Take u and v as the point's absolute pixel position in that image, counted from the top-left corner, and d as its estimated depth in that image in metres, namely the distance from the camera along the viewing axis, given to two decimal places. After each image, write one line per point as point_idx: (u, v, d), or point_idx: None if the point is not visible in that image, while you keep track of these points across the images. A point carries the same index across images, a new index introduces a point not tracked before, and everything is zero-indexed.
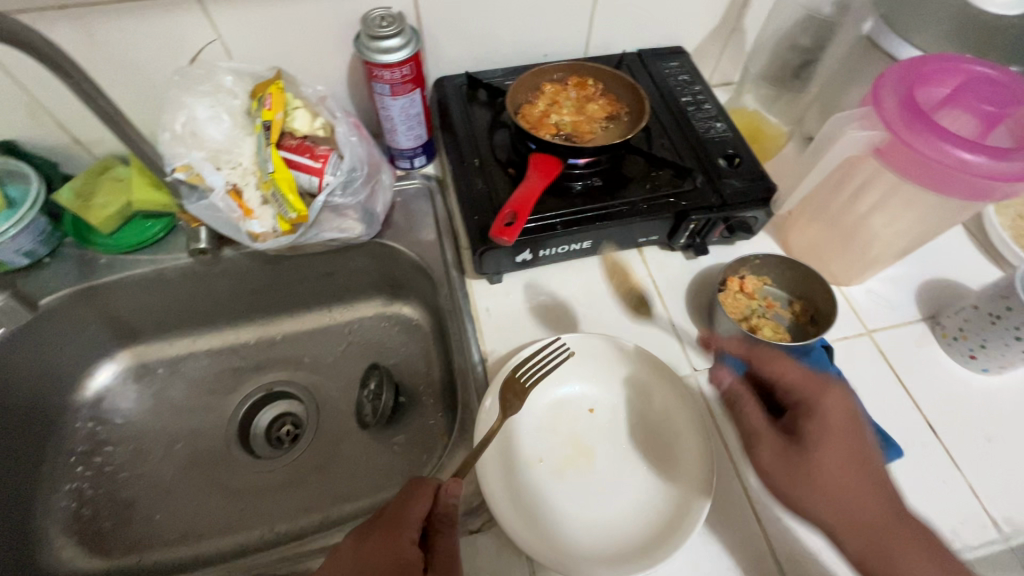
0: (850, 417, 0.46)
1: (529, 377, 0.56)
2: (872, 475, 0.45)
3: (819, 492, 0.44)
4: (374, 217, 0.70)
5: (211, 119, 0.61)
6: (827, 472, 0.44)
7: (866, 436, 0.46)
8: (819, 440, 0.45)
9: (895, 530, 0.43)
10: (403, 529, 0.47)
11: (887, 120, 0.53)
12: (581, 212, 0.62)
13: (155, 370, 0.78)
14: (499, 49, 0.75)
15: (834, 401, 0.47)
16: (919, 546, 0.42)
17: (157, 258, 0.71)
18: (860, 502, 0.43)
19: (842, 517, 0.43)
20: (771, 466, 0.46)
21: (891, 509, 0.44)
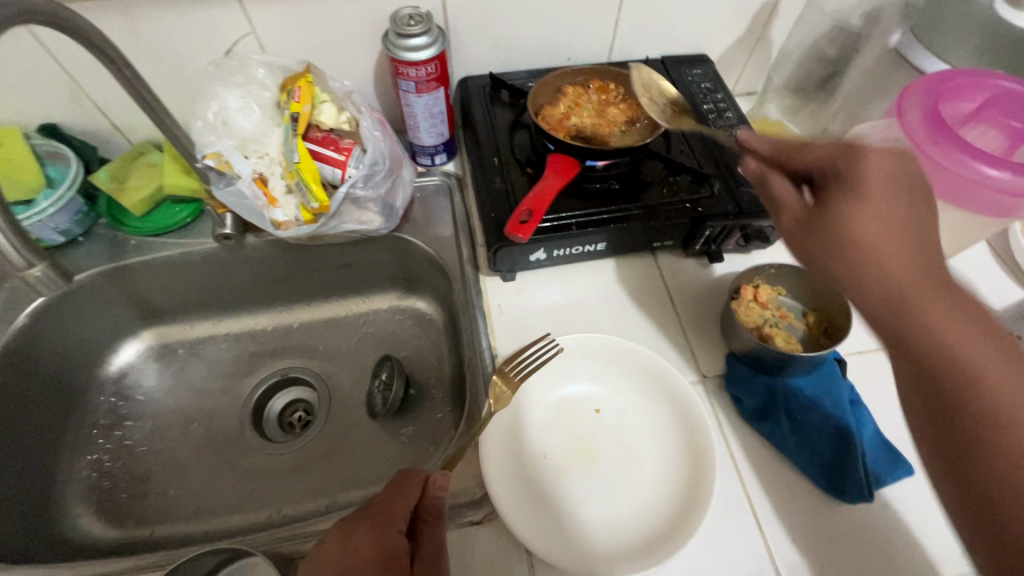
0: (890, 170, 0.39)
1: (519, 371, 0.59)
2: (917, 233, 0.37)
3: (840, 248, 0.38)
4: (393, 211, 0.72)
5: (242, 110, 0.63)
6: (853, 227, 0.37)
7: (919, 203, 0.38)
8: (851, 197, 0.38)
9: (934, 290, 0.35)
10: (392, 521, 0.48)
11: (911, 133, 0.52)
12: (597, 214, 0.63)
13: (176, 350, 0.81)
14: (523, 51, 0.76)
15: (876, 160, 0.39)
16: (964, 314, 0.34)
17: (184, 242, 0.73)
18: (893, 260, 0.36)
19: (867, 276, 0.36)
20: (792, 232, 0.42)
21: (934, 273, 0.36)
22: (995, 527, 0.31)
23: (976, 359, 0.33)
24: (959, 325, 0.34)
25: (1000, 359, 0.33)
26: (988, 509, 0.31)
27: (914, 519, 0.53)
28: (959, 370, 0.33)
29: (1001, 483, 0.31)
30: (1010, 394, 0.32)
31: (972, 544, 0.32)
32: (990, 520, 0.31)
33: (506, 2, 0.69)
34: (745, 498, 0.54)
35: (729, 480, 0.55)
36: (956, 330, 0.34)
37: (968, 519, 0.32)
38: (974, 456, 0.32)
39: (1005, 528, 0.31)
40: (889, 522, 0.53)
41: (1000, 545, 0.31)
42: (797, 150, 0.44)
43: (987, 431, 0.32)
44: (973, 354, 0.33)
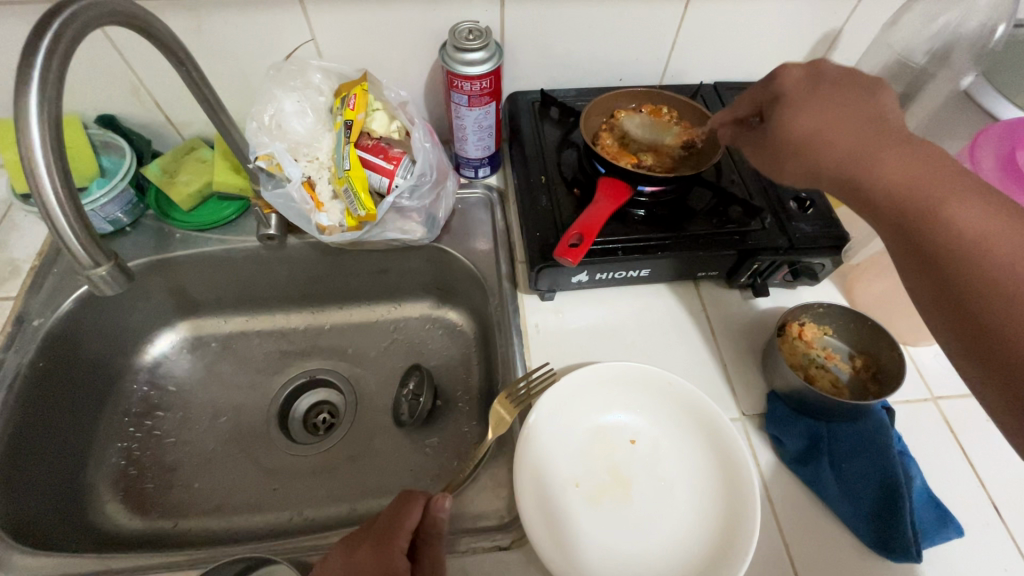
0: (809, 71, 0.45)
1: (537, 387, 0.59)
2: (856, 110, 0.42)
3: (788, 152, 0.44)
4: (435, 221, 0.72)
5: (297, 113, 0.63)
6: (796, 125, 0.43)
7: (844, 88, 0.43)
8: (779, 105, 0.45)
9: (877, 151, 0.40)
10: (394, 539, 0.48)
11: (983, 180, 0.51)
12: (643, 240, 0.62)
13: (209, 343, 0.81)
14: (575, 70, 0.76)
15: (790, 68, 0.46)
16: (908, 161, 0.39)
17: (227, 238, 0.74)
18: (834, 137, 0.41)
19: (820, 163, 0.42)
20: (751, 153, 0.49)
21: (878, 135, 0.41)
22: (976, 335, 0.35)
23: (932, 191, 0.38)
24: (909, 171, 0.39)
25: (950, 183, 0.38)
26: (967, 319, 0.35)
27: None
28: (912, 207, 0.38)
29: (976, 292, 0.35)
30: (962, 207, 0.37)
31: (965, 359, 0.36)
32: (968, 328, 0.35)
33: (565, 20, 0.68)
34: (783, 546, 0.53)
35: (766, 525, 0.54)
36: (905, 176, 0.39)
37: (954, 335, 0.36)
38: (947, 282, 0.36)
39: (983, 326, 0.34)
40: None
41: (986, 350, 0.34)
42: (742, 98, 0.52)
43: (957, 247, 0.36)
44: (924, 190, 0.38)
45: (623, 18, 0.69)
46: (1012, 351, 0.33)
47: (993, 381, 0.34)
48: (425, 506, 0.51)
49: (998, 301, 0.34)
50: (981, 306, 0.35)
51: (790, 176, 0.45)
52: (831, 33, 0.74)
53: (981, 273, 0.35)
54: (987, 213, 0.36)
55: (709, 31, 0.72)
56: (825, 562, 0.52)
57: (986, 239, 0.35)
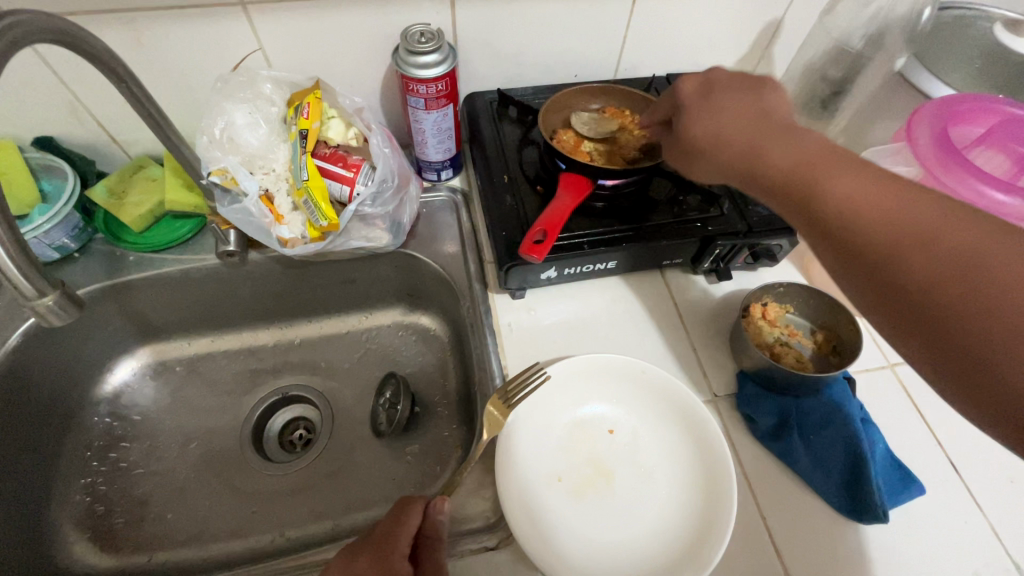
0: (705, 81, 0.52)
1: (519, 395, 0.57)
2: (743, 104, 0.48)
3: (698, 150, 0.49)
4: (401, 227, 0.72)
5: (249, 126, 0.62)
6: (697, 126, 0.49)
7: (733, 90, 0.50)
8: (682, 112, 0.52)
9: (759, 139, 0.45)
10: (394, 545, 0.48)
11: (920, 156, 0.53)
12: (608, 233, 0.63)
13: (173, 367, 0.79)
14: (530, 68, 0.76)
15: (688, 81, 0.53)
16: (790, 143, 0.43)
17: (184, 259, 0.71)
18: (725, 133, 0.47)
19: (723, 157, 0.47)
20: (671, 154, 0.54)
21: (763, 125, 0.46)
22: (885, 292, 0.36)
23: (808, 167, 0.41)
24: (791, 151, 0.43)
25: (826, 159, 0.41)
26: (873, 277, 0.36)
27: (925, 537, 0.54)
28: (798, 183, 0.41)
29: (868, 251, 0.37)
30: (839, 178, 0.39)
31: (881, 317, 0.37)
32: (871, 283, 0.37)
33: (518, 18, 0.69)
34: (759, 518, 0.54)
35: (742, 500, 0.55)
36: (789, 156, 0.43)
37: (863, 295, 0.38)
38: (847, 248, 0.38)
39: (882, 280, 0.36)
40: (903, 544, 0.53)
41: (893, 304, 0.35)
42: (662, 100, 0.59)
43: (841, 214, 0.38)
44: (805, 164, 0.41)
45: (575, 13, 0.69)
46: (915, 301, 0.34)
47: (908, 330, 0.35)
48: (424, 511, 0.51)
49: (885, 255, 0.36)
50: (876, 262, 0.36)
51: (704, 173, 0.50)
52: (773, 22, 0.77)
53: (866, 234, 0.37)
54: (864, 178, 0.39)
55: (657, 23, 0.73)
56: (800, 530, 0.54)
57: (863, 201, 0.37)
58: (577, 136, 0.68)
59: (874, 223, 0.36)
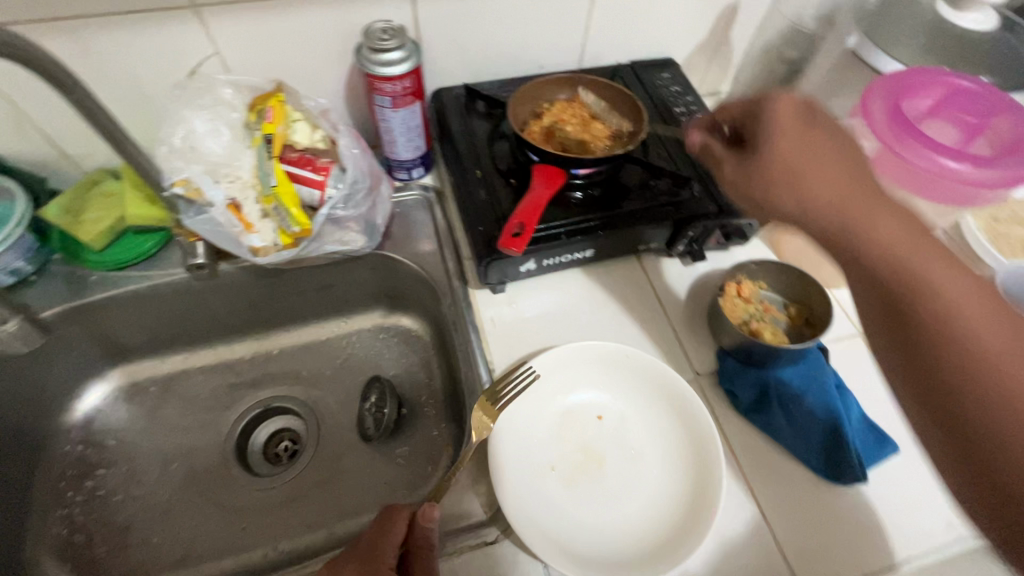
0: (807, 118, 0.42)
1: (508, 395, 0.57)
2: (843, 155, 0.41)
3: (779, 181, 0.40)
4: (375, 228, 0.71)
5: (210, 133, 0.60)
6: (785, 158, 0.40)
7: (836, 131, 0.42)
8: (770, 131, 0.41)
9: (860, 208, 0.38)
10: (380, 555, 0.48)
11: (876, 130, 0.55)
12: (583, 221, 0.63)
13: (147, 388, 0.76)
14: (495, 60, 0.76)
15: (787, 109, 0.42)
16: (892, 215, 0.37)
17: (151, 274, 0.69)
18: (822, 178, 0.39)
19: (812, 204, 0.39)
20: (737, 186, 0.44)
21: (865, 185, 0.39)
22: (948, 415, 0.34)
23: (908, 251, 0.36)
24: (893, 226, 0.37)
25: (927, 248, 0.36)
26: (943, 398, 0.34)
27: (902, 493, 0.56)
28: (893, 262, 0.36)
29: (952, 370, 0.34)
30: (940, 272, 0.35)
31: (934, 436, 0.35)
32: (940, 400, 0.34)
33: (480, 11, 0.68)
34: (748, 489, 0.56)
35: (731, 473, 0.57)
36: (894, 234, 0.37)
37: (923, 409, 0.35)
38: (926, 361, 0.35)
39: (951, 404, 0.34)
40: (882, 502, 0.56)
41: (957, 429, 0.33)
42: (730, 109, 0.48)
43: (934, 319, 0.34)
44: (906, 246, 0.36)
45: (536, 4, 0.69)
46: (985, 438, 0.32)
47: (961, 460, 0.33)
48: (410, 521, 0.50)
49: (968, 379, 0.33)
50: (956, 382, 0.33)
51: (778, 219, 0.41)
52: (729, 6, 0.78)
53: (958, 350, 0.33)
54: (962, 282, 0.35)
55: (618, 10, 0.74)
56: (787, 498, 0.56)
57: (962, 310, 0.34)
58: (546, 128, 0.68)
59: (964, 342, 0.33)
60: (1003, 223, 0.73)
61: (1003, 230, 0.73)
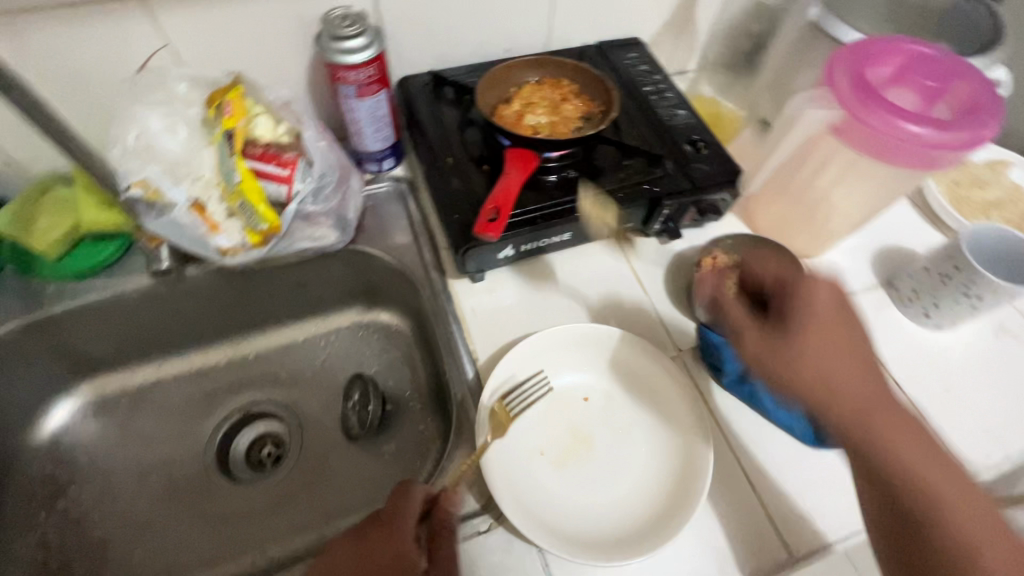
0: (841, 308, 0.45)
1: (516, 406, 0.56)
2: (858, 344, 0.44)
3: (799, 372, 0.42)
4: (347, 222, 0.69)
5: (166, 131, 0.58)
6: (810, 359, 0.42)
7: (855, 320, 0.45)
8: (797, 320, 0.44)
9: (880, 405, 0.42)
10: (402, 524, 0.47)
11: (843, 99, 0.55)
12: (558, 205, 0.63)
13: (118, 401, 0.73)
14: (460, 45, 0.74)
15: (825, 294, 0.45)
16: (892, 403, 0.42)
17: (113, 282, 0.66)
18: (838, 378, 0.42)
19: (829, 395, 0.42)
20: (761, 359, 0.44)
21: (873, 375, 0.43)
22: None
23: (894, 432, 0.41)
24: (882, 403, 0.42)
25: (912, 432, 0.42)
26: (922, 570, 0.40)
27: None
28: (883, 438, 0.41)
29: (931, 541, 0.40)
30: (918, 452, 0.41)
31: None
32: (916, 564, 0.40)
33: None
34: (734, 461, 0.57)
35: (717, 447, 0.58)
36: (894, 427, 0.41)
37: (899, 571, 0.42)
38: (922, 557, 0.40)
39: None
40: None
41: None
42: None
43: (919, 501, 0.40)
44: (903, 437, 0.41)
45: None
46: None
47: None
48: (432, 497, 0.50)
49: (943, 556, 0.39)
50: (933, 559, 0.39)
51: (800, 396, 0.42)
52: None
53: (935, 530, 0.40)
54: (940, 462, 0.41)
55: None
56: (774, 467, 0.57)
57: (940, 493, 0.40)
58: (516, 112, 0.67)
59: (942, 522, 0.39)
60: (963, 188, 0.76)
61: (963, 194, 0.75)
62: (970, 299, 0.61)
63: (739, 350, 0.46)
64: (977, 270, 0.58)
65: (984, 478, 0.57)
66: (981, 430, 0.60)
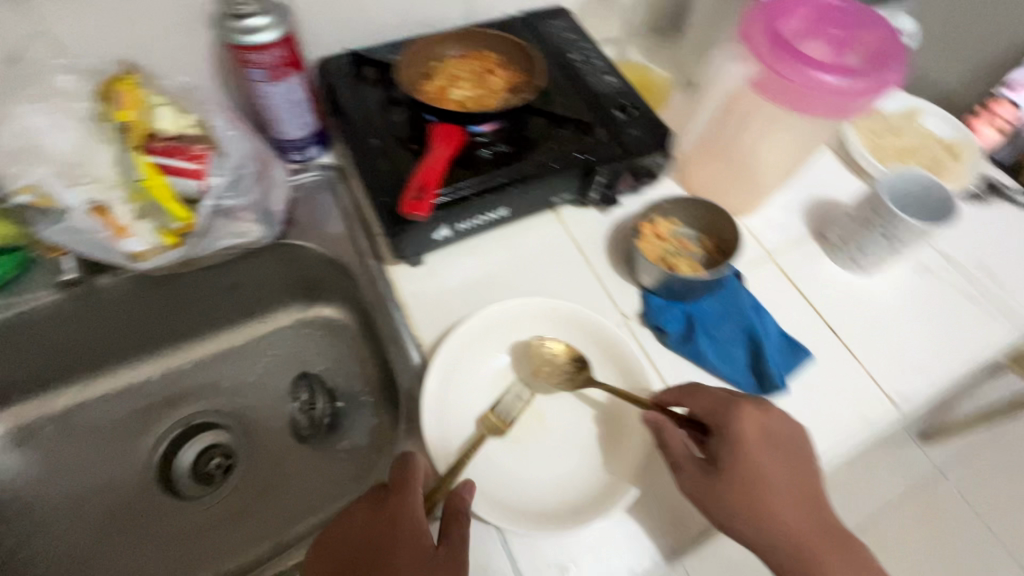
0: (765, 433, 0.49)
1: (508, 417, 0.55)
2: (785, 477, 0.48)
3: (730, 514, 0.47)
4: (272, 216, 0.65)
5: (51, 128, 0.52)
6: (739, 498, 0.47)
7: (783, 450, 0.49)
8: (726, 455, 0.48)
9: (805, 544, 0.47)
10: (405, 494, 0.46)
11: (759, 53, 0.56)
12: (492, 180, 0.61)
13: (41, 429, 0.68)
14: (376, 21, 0.70)
15: (750, 426, 0.49)
16: (808, 520, 0.48)
17: (15, 302, 0.60)
18: (767, 518, 0.47)
19: (754, 523, 0.47)
20: (698, 498, 0.48)
21: (795, 497, 0.48)
22: None
23: (809, 547, 0.47)
24: (804, 526, 0.47)
25: (825, 541, 0.47)
26: None
27: (822, 397, 0.60)
28: (800, 553, 0.47)
29: None
30: (831, 559, 0.47)
31: None
32: None
33: None
34: None
35: None
36: (809, 536, 0.47)
37: None
38: None
39: None
40: (804, 406, 0.59)
41: None
42: (693, 393, 0.51)
43: None
44: (815, 547, 0.47)
45: None
46: None
47: None
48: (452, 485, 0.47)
49: None
50: None
51: (736, 535, 0.48)
52: None
53: None
54: (847, 561, 0.47)
55: None
56: None
57: None
58: (440, 88, 0.65)
59: None
60: (880, 138, 0.79)
61: (882, 143, 0.79)
62: (890, 239, 0.65)
63: (677, 480, 0.50)
64: (895, 214, 0.62)
65: (912, 408, 0.61)
66: (908, 365, 0.63)
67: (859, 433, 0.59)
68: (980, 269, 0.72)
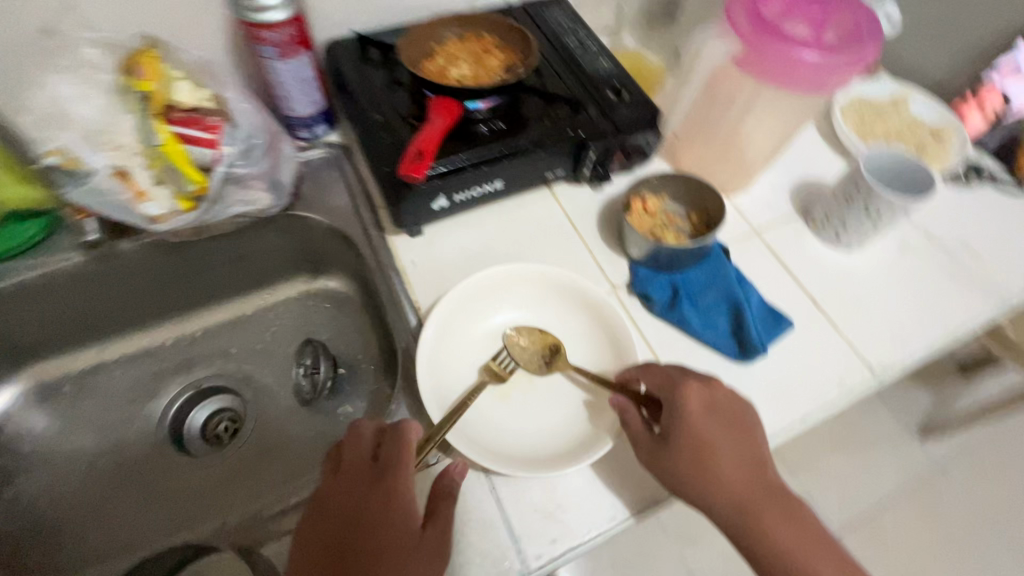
0: (711, 406, 0.50)
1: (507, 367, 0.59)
2: (732, 443, 0.50)
3: (684, 481, 0.48)
4: (281, 186, 0.69)
5: (80, 97, 0.57)
6: (691, 465, 0.48)
7: (730, 419, 0.51)
8: (679, 425, 0.49)
9: (753, 507, 0.48)
10: (401, 476, 0.47)
11: (741, 34, 0.59)
12: (487, 153, 0.64)
13: (62, 387, 0.72)
14: (381, 6, 0.75)
15: (695, 400, 0.50)
16: (755, 483, 0.49)
17: (42, 262, 0.64)
18: (717, 484, 0.48)
19: (706, 489, 0.48)
20: (654, 468, 0.50)
21: (742, 462, 0.49)
22: None
23: (756, 509, 0.48)
24: (751, 488, 0.49)
25: (773, 504, 0.48)
26: None
27: (800, 364, 0.63)
28: (749, 517, 0.48)
29: None
30: (778, 521, 0.48)
31: None
32: None
33: None
34: None
35: None
36: (757, 500, 0.48)
37: None
38: None
39: None
40: (783, 371, 0.62)
41: None
42: (647, 371, 0.54)
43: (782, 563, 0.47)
44: (763, 509, 0.48)
45: None
46: None
47: None
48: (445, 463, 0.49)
49: None
50: None
51: (689, 503, 0.49)
52: None
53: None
54: (794, 522, 0.48)
55: None
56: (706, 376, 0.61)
57: (797, 554, 0.47)
58: (441, 67, 0.68)
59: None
60: (868, 121, 0.82)
61: (869, 126, 0.82)
62: (870, 215, 0.67)
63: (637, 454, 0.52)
64: (873, 188, 0.63)
65: (889, 376, 0.63)
66: (886, 335, 0.66)
67: (836, 398, 0.61)
68: (961, 247, 0.74)
